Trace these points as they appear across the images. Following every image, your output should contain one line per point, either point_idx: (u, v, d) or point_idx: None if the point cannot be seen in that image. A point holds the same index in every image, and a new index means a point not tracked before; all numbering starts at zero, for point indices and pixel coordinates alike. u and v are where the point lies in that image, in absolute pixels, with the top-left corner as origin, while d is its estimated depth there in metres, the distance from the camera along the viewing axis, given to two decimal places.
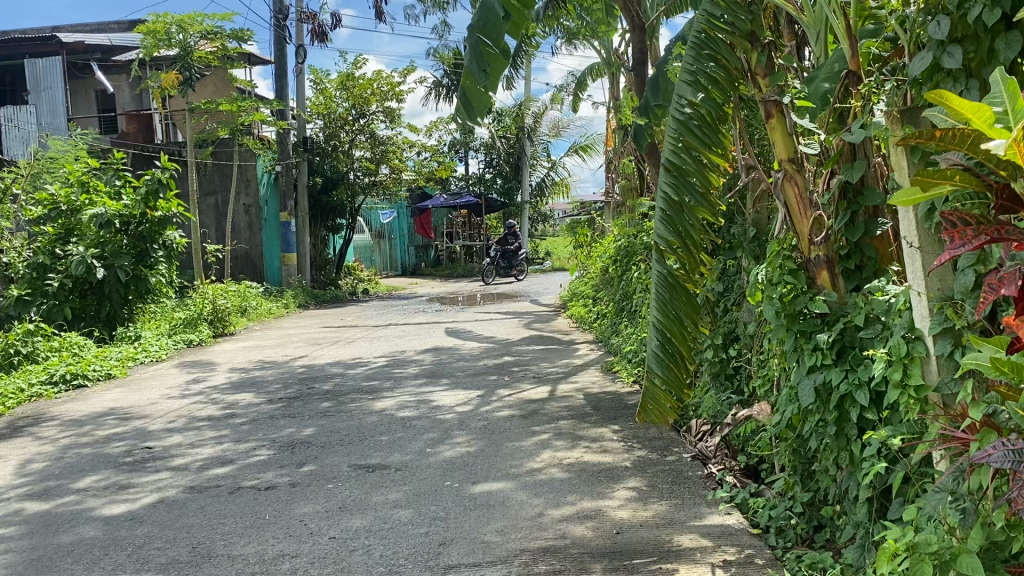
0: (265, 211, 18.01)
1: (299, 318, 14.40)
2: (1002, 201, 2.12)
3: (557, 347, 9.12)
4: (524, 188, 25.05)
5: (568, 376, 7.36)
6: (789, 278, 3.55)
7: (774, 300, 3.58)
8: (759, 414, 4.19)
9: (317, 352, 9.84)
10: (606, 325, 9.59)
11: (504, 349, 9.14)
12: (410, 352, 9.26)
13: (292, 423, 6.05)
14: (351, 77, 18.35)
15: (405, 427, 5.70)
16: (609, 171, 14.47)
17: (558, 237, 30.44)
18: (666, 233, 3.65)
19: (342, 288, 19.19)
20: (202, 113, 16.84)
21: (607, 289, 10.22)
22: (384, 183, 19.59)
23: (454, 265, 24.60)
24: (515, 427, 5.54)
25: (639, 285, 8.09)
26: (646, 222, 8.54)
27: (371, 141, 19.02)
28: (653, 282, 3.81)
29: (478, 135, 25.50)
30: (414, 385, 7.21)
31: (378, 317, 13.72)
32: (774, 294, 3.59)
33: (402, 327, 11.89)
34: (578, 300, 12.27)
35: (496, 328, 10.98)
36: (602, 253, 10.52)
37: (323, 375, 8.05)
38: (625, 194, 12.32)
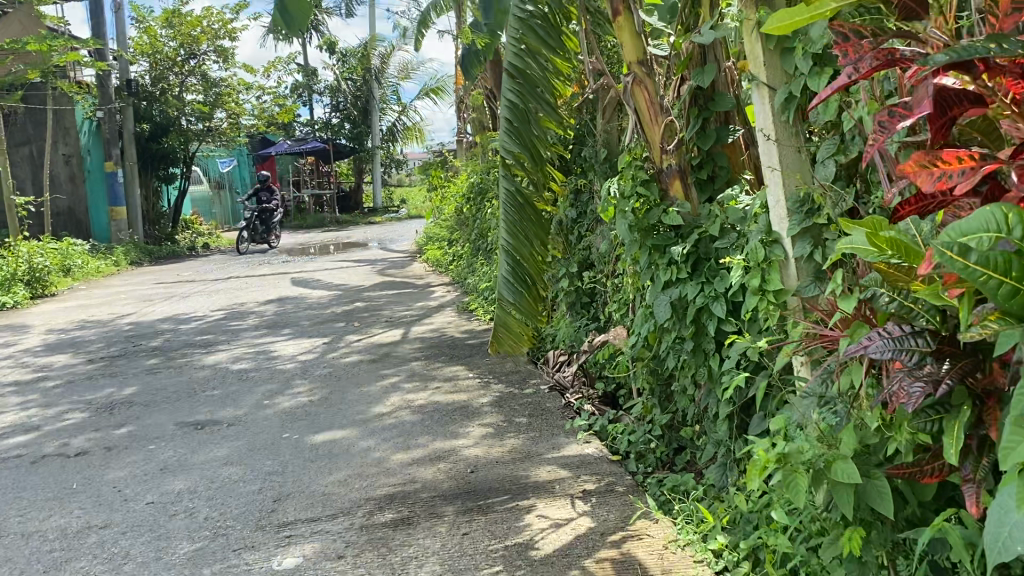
0: (88, 161, 16.67)
1: (132, 276, 13.36)
2: (904, 3, 1.69)
3: (411, 290, 8.79)
4: (374, 133, 24.28)
5: (421, 318, 7.05)
6: (641, 191, 3.31)
7: (626, 215, 3.32)
8: (615, 338, 4.02)
9: (149, 308, 9.07)
10: (461, 265, 9.32)
11: (355, 295, 8.72)
12: (252, 304, 8.67)
13: (114, 383, 5.44)
14: (177, 13, 17.05)
15: (242, 380, 5.23)
16: (459, 110, 14.11)
17: (412, 185, 29.90)
18: (512, 146, 3.35)
19: (181, 243, 18.02)
20: (5, 53, 15.13)
21: (460, 230, 9.93)
22: (222, 130, 18.41)
23: (304, 216, 23.65)
24: (363, 371, 5.19)
25: (493, 222, 7.84)
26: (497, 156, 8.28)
27: (203, 83, 17.82)
28: (501, 203, 3.51)
29: (322, 78, 24.43)
30: (254, 336, 6.69)
31: (219, 270, 12.91)
32: (626, 208, 3.33)
33: (245, 279, 11.19)
34: (432, 244, 11.93)
35: (347, 276, 10.49)
36: (454, 192, 10.21)
37: (152, 332, 7.37)
38: (475, 133, 12.02)
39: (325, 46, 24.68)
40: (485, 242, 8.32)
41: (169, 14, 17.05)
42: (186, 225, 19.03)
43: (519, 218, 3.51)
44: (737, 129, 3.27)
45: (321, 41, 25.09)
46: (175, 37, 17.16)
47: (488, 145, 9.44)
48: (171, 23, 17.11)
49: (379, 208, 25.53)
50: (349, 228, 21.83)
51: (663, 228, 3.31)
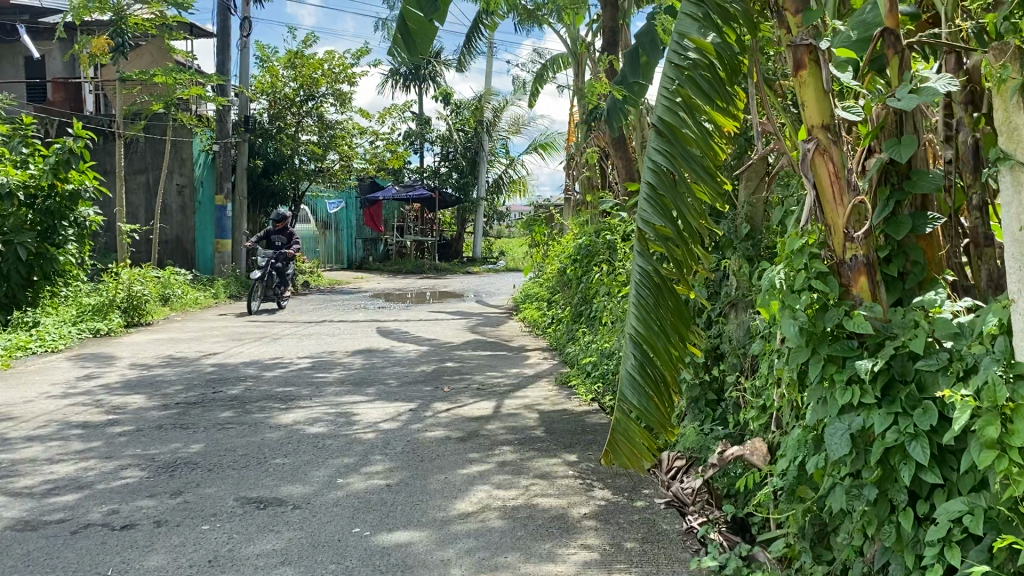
0: (201, 193, 16.90)
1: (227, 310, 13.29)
2: None
3: (506, 354, 8.22)
4: (479, 184, 24.17)
5: (515, 388, 6.45)
6: (819, 285, 2.60)
7: (796, 314, 2.61)
8: (754, 456, 3.38)
9: (236, 349, 8.79)
10: (561, 331, 8.69)
11: (446, 354, 8.21)
12: (339, 354, 8.27)
13: (182, 436, 5.02)
14: (300, 55, 17.29)
15: (316, 448, 4.72)
16: (569, 167, 13.64)
17: (512, 237, 29.66)
18: (655, 217, 2.74)
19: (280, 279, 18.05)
20: (134, 83, 15.60)
21: (562, 293, 9.35)
22: (332, 171, 18.48)
23: (403, 261, 23.54)
24: (449, 452, 4.60)
25: (601, 289, 7.22)
26: (611, 219, 7.68)
27: (319, 124, 17.95)
28: (633, 282, 2.91)
29: (434, 127, 24.56)
30: (336, 395, 6.22)
31: (313, 312, 12.69)
32: (797, 305, 2.62)
33: (336, 324, 10.87)
34: (530, 304, 11.38)
35: (439, 330, 10.03)
36: (559, 253, 9.65)
37: (234, 378, 7.01)
38: (586, 192, 11.50)
39: (440, 95, 24.83)
40: (590, 311, 7.69)
41: (292, 55, 17.30)
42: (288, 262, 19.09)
43: (656, 306, 2.88)
44: (937, 216, 2.65)
45: (436, 91, 25.28)
46: (297, 79, 17.37)
47: (600, 206, 8.87)
48: (293, 63, 17.33)
49: (477, 258, 25.28)
50: (446, 277, 21.58)
51: (840, 335, 2.61)
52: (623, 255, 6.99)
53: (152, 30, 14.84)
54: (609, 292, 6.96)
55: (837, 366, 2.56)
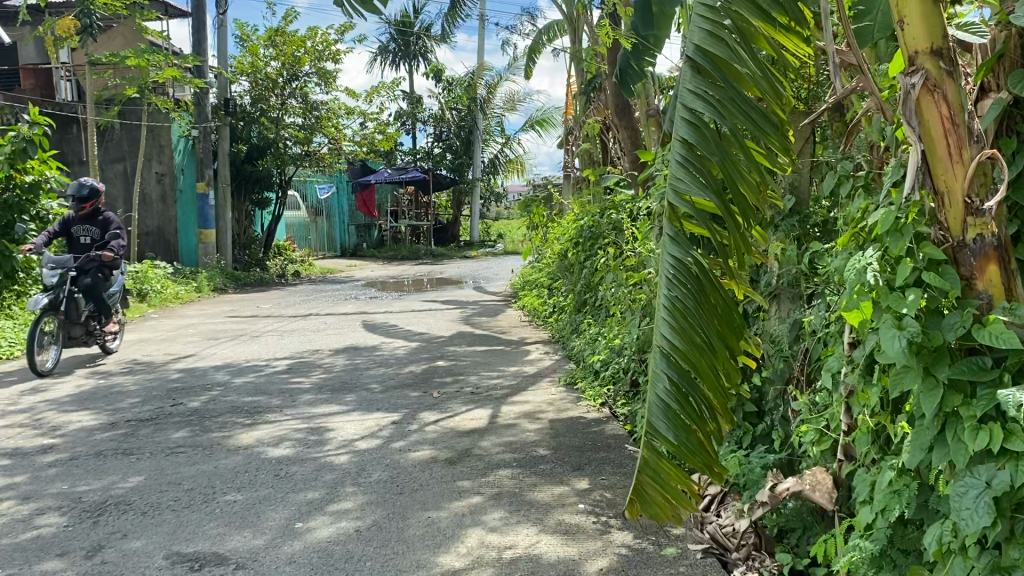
0: (182, 181, 16.09)
1: (209, 305, 12.51)
2: None
3: (505, 348, 7.46)
4: (475, 164, 23.36)
5: (515, 390, 5.69)
6: (933, 278, 1.86)
7: (905, 323, 1.88)
8: (818, 492, 2.65)
9: (209, 350, 8.01)
10: (564, 321, 7.93)
11: (439, 350, 7.44)
12: (320, 354, 7.50)
13: (123, 466, 4.27)
14: (281, 32, 16.47)
15: (278, 480, 3.97)
16: (567, 143, 12.85)
17: (511, 219, 28.88)
18: (698, 188, 2.06)
19: (269, 270, 17.28)
20: (105, 68, 14.79)
21: (564, 279, 8.56)
22: (320, 156, 17.69)
23: (398, 246, 22.76)
24: (435, 479, 3.84)
25: (608, 275, 6.46)
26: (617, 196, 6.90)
27: (303, 105, 17.14)
28: (662, 276, 2.16)
29: (426, 106, 23.75)
30: (310, 406, 5.45)
31: (299, 305, 11.91)
32: (906, 308, 1.89)
33: (322, 318, 10.10)
34: (530, 291, 10.61)
35: (432, 322, 9.26)
36: (560, 234, 8.87)
37: (198, 387, 6.24)
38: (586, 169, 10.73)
39: (432, 73, 23.97)
40: (596, 300, 6.93)
41: (272, 33, 16.49)
42: (278, 251, 18.26)
43: (695, 305, 2.11)
44: None
45: (427, 69, 24.42)
46: (279, 58, 16.57)
47: (602, 182, 8.10)
48: (272, 41, 16.50)
49: (475, 242, 24.49)
50: (443, 261, 20.81)
51: (961, 350, 1.91)
52: (631, 236, 6.22)
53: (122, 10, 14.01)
54: (617, 279, 6.22)
55: (964, 397, 1.86)
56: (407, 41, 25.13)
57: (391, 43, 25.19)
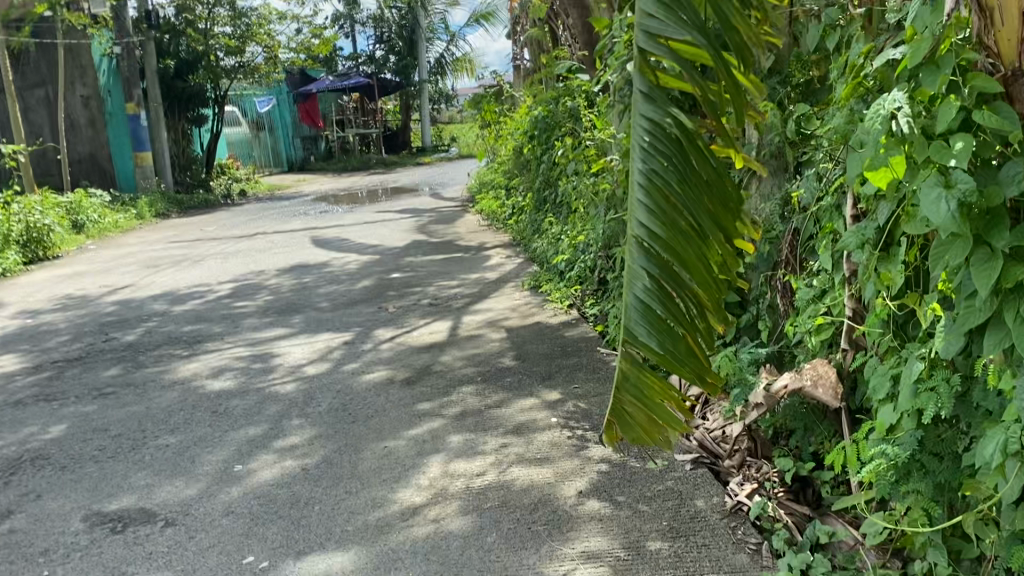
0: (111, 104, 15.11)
1: (150, 232, 11.85)
2: None
3: (463, 254, 7.04)
4: (421, 66, 22.34)
5: (476, 297, 5.31)
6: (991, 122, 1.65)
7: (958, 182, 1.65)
8: (818, 387, 2.32)
9: (147, 279, 7.49)
10: (524, 221, 7.51)
11: (394, 261, 7.00)
12: (267, 274, 7.02)
13: (45, 414, 3.85)
14: None
15: (217, 418, 3.57)
16: (515, 32, 12.11)
17: (463, 120, 27.98)
18: (680, 35, 1.71)
19: (214, 191, 16.51)
20: None
21: (521, 178, 8.09)
22: (256, 67, 16.68)
23: (348, 157, 21.92)
24: (391, 402, 3.48)
25: (569, 170, 6.01)
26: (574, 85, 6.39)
27: (232, 13, 16.00)
28: (634, 142, 1.74)
29: (364, 7, 22.52)
30: (254, 331, 5.03)
31: (246, 225, 11.30)
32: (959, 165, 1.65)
33: (269, 237, 9.55)
34: (486, 193, 10.12)
35: (385, 233, 8.77)
36: (514, 129, 8.34)
37: (133, 318, 5.77)
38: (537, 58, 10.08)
39: None
40: (557, 196, 6.50)
41: None
42: (222, 170, 17.45)
43: (682, 174, 1.70)
44: None
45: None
46: None
47: (554, 69, 7.54)
48: None
49: (427, 147, 23.72)
50: (396, 170, 20.09)
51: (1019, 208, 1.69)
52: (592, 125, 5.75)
53: None
54: (579, 172, 5.79)
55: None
56: None
57: None
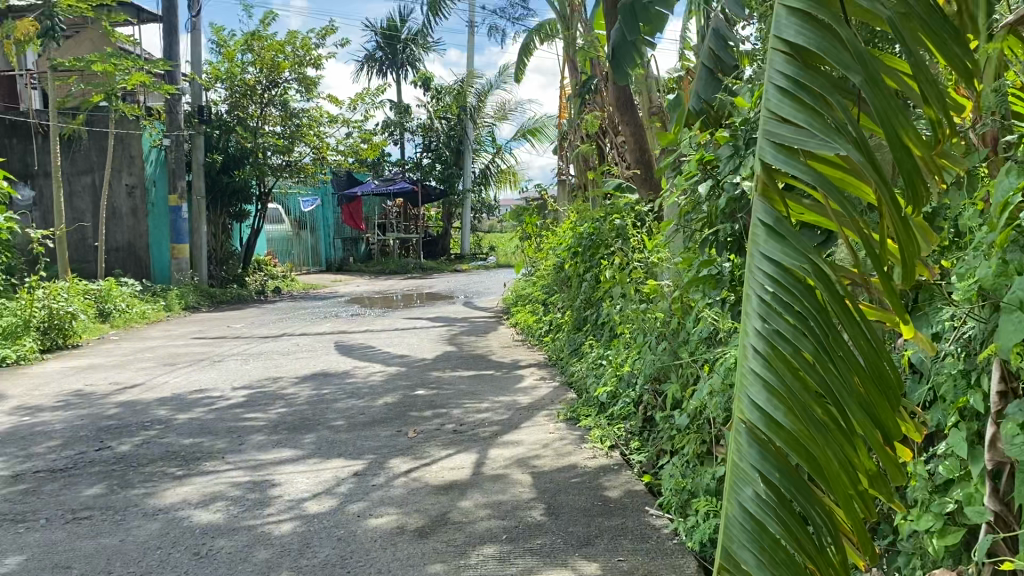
0: (154, 194, 15.19)
1: (176, 325, 11.58)
2: None
3: (494, 372, 6.56)
4: (465, 175, 22.49)
5: (506, 426, 4.80)
6: None
7: None
8: None
9: (160, 379, 7.08)
10: (560, 342, 7.04)
11: (420, 376, 6.53)
12: (284, 382, 6.57)
13: (6, 539, 3.34)
14: (258, 36, 15.61)
15: (196, 563, 3.04)
16: (562, 148, 12.01)
17: (503, 232, 28.02)
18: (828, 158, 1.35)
19: (248, 286, 16.35)
20: (68, 73, 13.86)
21: (561, 294, 7.67)
22: (302, 167, 16.81)
23: (386, 260, 21.85)
24: (398, 560, 2.93)
25: (614, 293, 5.58)
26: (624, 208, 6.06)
27: (283, 113, 16.23)
28: (756, 295, 1.38)
29: (414, 115, 22.97)
30: (258, 451, 4.53)
31: (274, 325, 10.98)
32: None
33: (295, 339, 9.18)
34: (522, 307, 9.72)
35: (414, 343, 8.35)
36: (556, 245, 8.00)
37: (134, 425, 5.31)
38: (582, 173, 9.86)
39: (420, 81, 23.18)
40: (600, 317, 6.07)
41: (250, 36, 15.63)
42: (258, 266, 17.37)
43: (820, 338, 1.32)
44: None
45: (416, 76, 23.66)
46: (256, 64, 15.70)
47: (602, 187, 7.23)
48: (250, 46, 15.63)
49: (466, 255, 23.63)
50: (432, 276, 19.91)
51: None
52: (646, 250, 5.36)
53: (87, 12, 13.08)
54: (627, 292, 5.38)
55: None
56: (395, 48, 24.34)
57: (378, 50, 24.40)
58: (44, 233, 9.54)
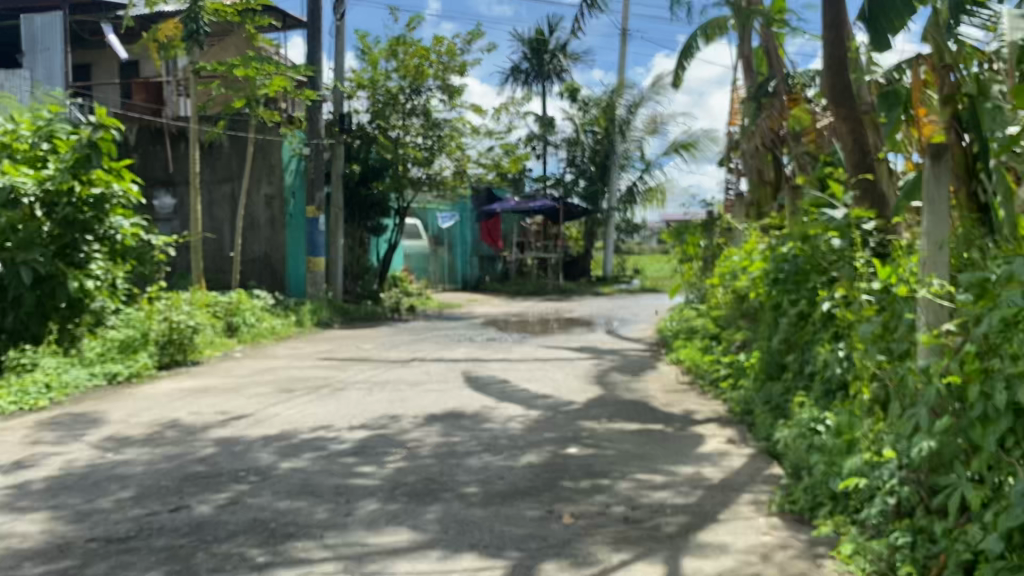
0: (292, 206, 14.74)
1: (304, 342, 10.85)
2: None
3: (664, 426, 5.25)
4: (610, 192, 21.21)
5: (694, 517, 3.50)
6: None
7: None
8: None
9: (271, 410, 6.15)
10: (743, 389, 5.68)
11: (570, 425, 5.31)
12: (407, 424, 5.50)
13: None
14: (403, 42, 14.87)
15: None
16: (729, 159, 10.62)
17: (646, 253, 26.54)
18: None
19: (383, 302, 15.69)
20: (213, 80, 13.55)
21: (746, 332, 6.28)
22: (444, 180, 16.05)
23: (524, 281, 20.90)
24: None
25: (849, 346, 4.19)
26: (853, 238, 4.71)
27: (425, 124, 15.37)
28: None
29: (559, 129, 22.00)
30: (365, 530, 3.43)
31: (404, 347, 10.05)
32: None
33: (425, 367, 8.15)
34: (686, 342, 8.36)
35: (559, 378, 7.14)
36: (735, 271, 6.66)
37: (227, 474, 4.33)
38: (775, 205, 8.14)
39: (565, 93, 22.18)
40: (816, 364, 4.70)
41: (395, 40, 14.90)
42: (394, 282, 16.75)
43: None
44: None
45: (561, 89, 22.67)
46: (400, 71, 14.98)
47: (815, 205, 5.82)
48: (394, 51, 14.92)
49: (608, 276, 22.33)
50: (573, 298, 18.76)
51: None
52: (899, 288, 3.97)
53: (233, 16, 12.60)
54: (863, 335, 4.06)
55: None
56: (541, 59, 23.39)
57: (524, 62, 23.59)
58: (170, 239, 8.88)
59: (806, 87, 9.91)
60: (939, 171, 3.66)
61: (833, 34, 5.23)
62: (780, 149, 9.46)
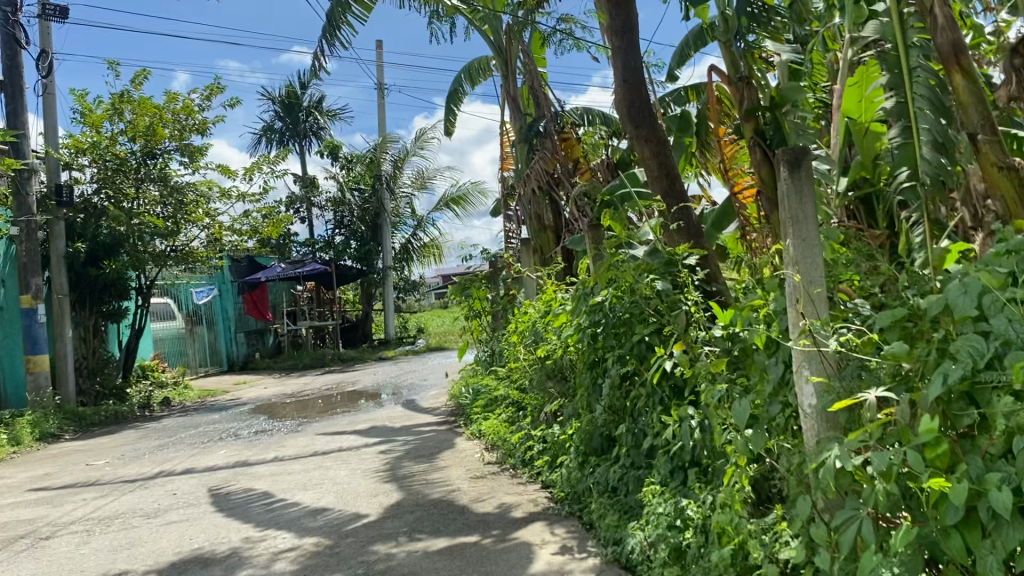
0: (3, 295, 12.31)
1: (18, 466, 8.60)
2: None
3: (479, 537, 4.06)
4: (385, 251, 20.12)
5: None
6: None
7: None
8: None
9: None
10: (563, 471, 4.67)
11: (357, 556, 3.99)
12: None
13: None
14: (126, 98, 12.98)
15: None
16: (507, 205, 9.85)
17: (427, 310, 25.55)
18: None
19: (131, 400, 13.40)
20: None
21: (559, 399, 5.28)
22: (196, 253, 14.20)
23: (299, 354, 19.13)
24: None
25: (710, 412, 3.25)
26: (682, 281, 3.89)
27: (163, 190, 13.40)
28: None
29: (323, 189, 20.64)
30: None
31: (149, 457, 8.17)
32: None
33: (171, 485, 6.43)
34: (486, 412, 7.25)
35: (341, 480, 5.77)
36: (535, 325, 5.74)
37: None
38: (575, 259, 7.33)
39: (325, 150, 20.90)
40: (657, 436, 3.74)
41: (118, 97, 12.96)
42: (144, 373, 14.52)
43: None
44: None
45: (321, 146, 21.35)
46: (128, 132, 12.98)
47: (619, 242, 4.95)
48: (119, 110, 12.95)
49: (391, 339, 21.08)
50: (355, 368, 17.29)
51: None
52: (760, 340, 3.12)
53: None
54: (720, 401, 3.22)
55: None
56: (295, 117, 22.03)
57: (278, 120, 22.07)
58: None
59: (578, 125, 9.37)
60: (799, 184, 2.87)
61: (624, 42, 4.58)
62: (556, 191, 8.76)
